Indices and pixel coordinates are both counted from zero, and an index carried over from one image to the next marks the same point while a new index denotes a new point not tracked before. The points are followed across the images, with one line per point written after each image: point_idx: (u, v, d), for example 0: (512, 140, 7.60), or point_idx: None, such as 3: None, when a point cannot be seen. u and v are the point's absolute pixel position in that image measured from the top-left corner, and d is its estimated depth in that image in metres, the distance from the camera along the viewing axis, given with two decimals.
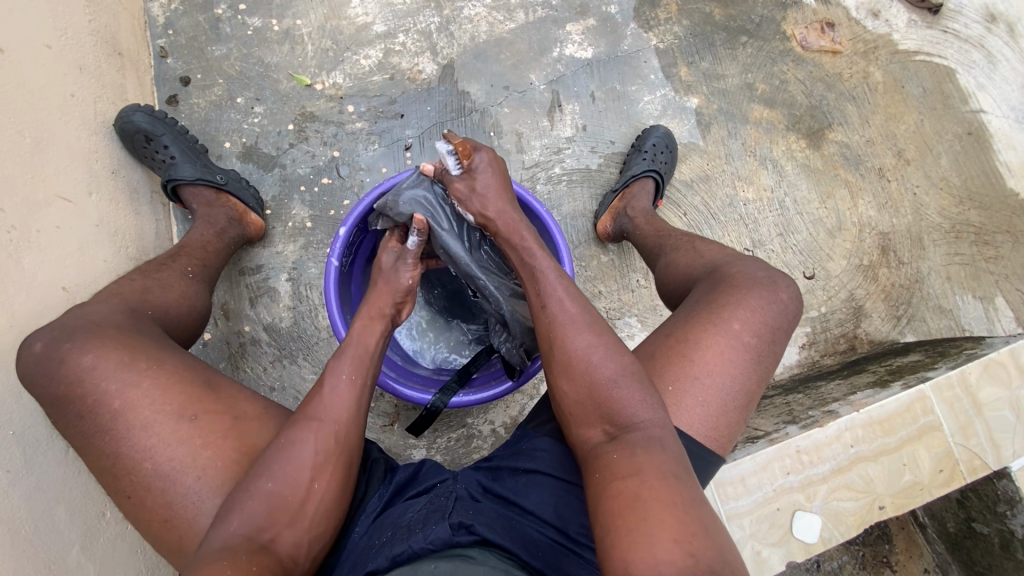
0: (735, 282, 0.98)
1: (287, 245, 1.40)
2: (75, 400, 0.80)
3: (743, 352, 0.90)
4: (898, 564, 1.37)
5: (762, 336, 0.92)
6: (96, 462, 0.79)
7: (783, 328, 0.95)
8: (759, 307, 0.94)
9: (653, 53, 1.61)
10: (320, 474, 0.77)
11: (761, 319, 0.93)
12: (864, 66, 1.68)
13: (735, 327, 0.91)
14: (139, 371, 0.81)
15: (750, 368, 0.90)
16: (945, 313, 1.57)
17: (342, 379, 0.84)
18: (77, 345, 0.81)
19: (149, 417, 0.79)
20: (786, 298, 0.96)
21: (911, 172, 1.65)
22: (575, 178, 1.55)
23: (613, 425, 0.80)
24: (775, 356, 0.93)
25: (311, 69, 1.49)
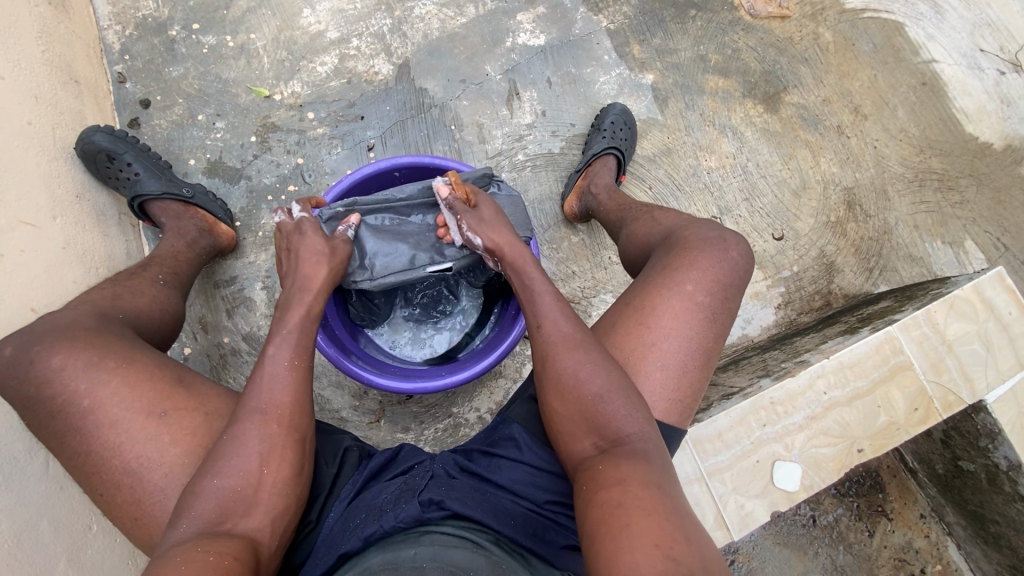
0: (688, 245, 0.99)
1: (259, 254, 1.42)
2: (45, 401, 0.81)
3: (699, 312, 0.91)
4: (893, 511, 1.38)
5: (715, 295, 0.93)
6: (69, 460, 0.80)
7: (737, 286, 0.96)
8: (711, 266, 0.95)
9: (605, 34, 1.64)
10: (270, 459, 0.77)
11: (713, 280, 0.94)
12: (813, 28, 1.71)
13: (688, 289, 0.92)
14: (107, 370, 0.82)
15: (708, 325, 0.91)
16: (917, 261, 1.59)
17: (284, 367, 0.82)
18: (47, 347, 0.83)
19: (117, 414, 0.80)
20: (736, 255, 0.98)
21: (869, 127, 1.67)
22: (538, 163, 1.57)
23: (603, 438, 0.78)
24: (731, 312, 0.94)
25: (268, 80, 1.51)
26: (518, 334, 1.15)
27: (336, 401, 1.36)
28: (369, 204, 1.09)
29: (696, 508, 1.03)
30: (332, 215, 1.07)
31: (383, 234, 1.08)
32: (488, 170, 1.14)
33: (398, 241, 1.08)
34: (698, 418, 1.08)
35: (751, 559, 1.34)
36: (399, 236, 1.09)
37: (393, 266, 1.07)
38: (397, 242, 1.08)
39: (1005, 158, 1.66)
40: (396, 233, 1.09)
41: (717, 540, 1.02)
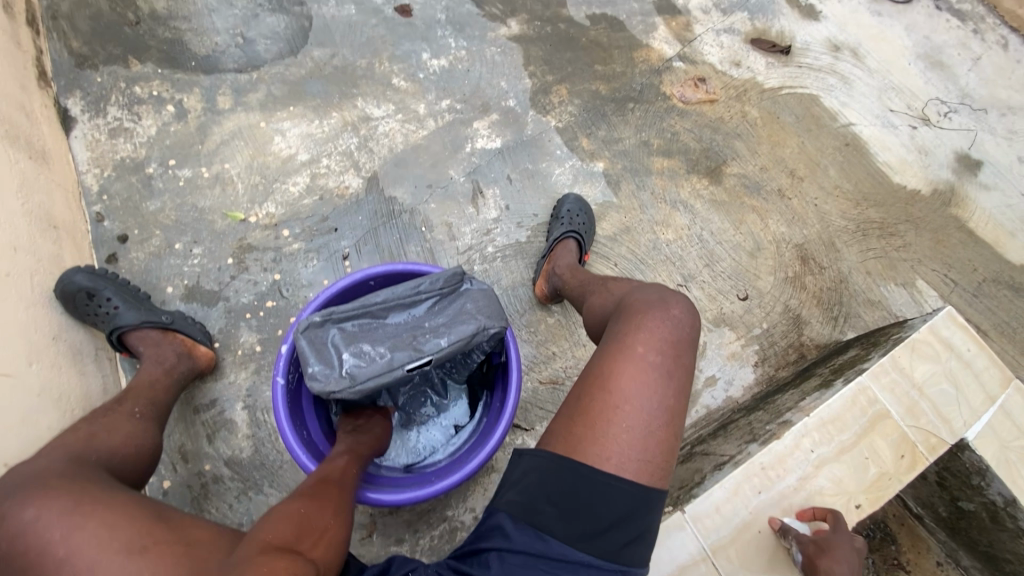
0: (635, 310, 1.05)
1: (239, 373, 1.41)
2: (13, 557, 0.76)
3: (653, 371, 0.94)
4: (910, 563, 1.34)
5: (665, 353, 0.97)
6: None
7: (684, 341, 1.00)
8: (658, 326, 1.00)
9: (555, 132, 1.79)
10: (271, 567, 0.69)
11: (660, 338, 0.98)
12: (739, 107, 1.90)
13: (638, 350, 0.96)
14: (85, 514, 0.79)
15: (665, 383, 0.94)
16: (876, 305, 1.67)
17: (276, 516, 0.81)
18: (20, 501, 0.80)
19: (92, 558, 0.74)
20: (679, 312, 1.03)
21: (807, 187, 1.82)
22: (507, 253, 1.65)
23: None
24: (684, 367, 0.98)
25: (243, 204, 1.59)
26: (503, 431, 1.13)
27: None
28: (345, 311, 1.06)
29: None
30: (308, 326, 1.04)
31: (365, 342, 1.06)
32: (458, 268, 1.15)
33: (380, 348, 1.05)
34: (694, 492, 1.07)
35: None
36: (378, 341, 1.07)
37: (373, 372, 1.03)
38: (376, 348, 1.06)
39: (934, 201, 1.80)
40: (377, 339, 1.07)
41: None
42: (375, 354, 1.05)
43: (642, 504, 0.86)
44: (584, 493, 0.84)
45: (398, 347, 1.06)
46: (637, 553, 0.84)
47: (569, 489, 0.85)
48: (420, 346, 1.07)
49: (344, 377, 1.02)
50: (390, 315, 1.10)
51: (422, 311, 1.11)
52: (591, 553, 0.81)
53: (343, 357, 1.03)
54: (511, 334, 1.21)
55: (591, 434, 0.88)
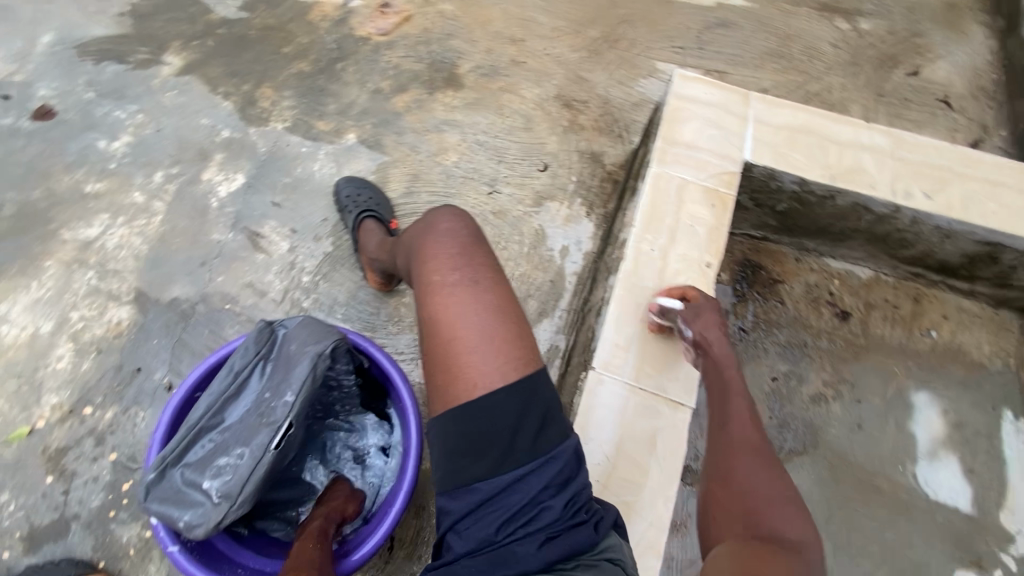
0: (417, 252, 1.03)
1: (147, 568, 1.23)
2: None
3: (460, 283, 0.93)
4: (779, 272, 1.58)
5: (463, 264, 0.96)
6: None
7: (476, 243, 1.01)
8: (442, 247, 0.99)
9: (287, 135, 1.66)
10: None
11: (451, 257, 0.97)
12: (433, 9, 1.88)
13: (438, 280, 0.94)
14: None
15: (478, 285, 0.93)
16: (642, 103, 1.82)
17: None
18: None
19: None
20: (448, 224, 1.03)
21: (532, 43, 1.88)
22: (323, 268, 1.53)
23: (764, 531, 0.71)
24: (486, 260, 0.98)
25: (20, 416, 1.33)
26: (415, 420, 1.10)
27: None
28: (174, 447, 0.94)
29: (651, 411, 1.08)
30: (148, 490, 0.91)
31: (217, 454, 0.94)
32: (262, 323, 1.04)
33: (233, 448, 0.94)
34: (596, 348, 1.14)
35: None
36: (229, 446, 0.95)
37: (241, 473, 0.92)
38: (229, 450, 0.94)
39: None
40: (221, 444, 0.95)
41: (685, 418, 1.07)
42: (232, 457, 0.94)
43: (530, 388, 0.85)
44: (477, 420, 0.83)
45: (250, 432, 0.96)
46: (553, 430, 0.84)
47: (463, 427, 0.83)
48: (268, 415, 0.96)
49: (217, 500, 0.90)
50: (218, 414, 0.97)
51: (252, 386, 1.00)
52: (516, 461, 0.81)
53: (205, 486, 0.92)
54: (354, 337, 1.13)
55: (452, 374, 0.86)
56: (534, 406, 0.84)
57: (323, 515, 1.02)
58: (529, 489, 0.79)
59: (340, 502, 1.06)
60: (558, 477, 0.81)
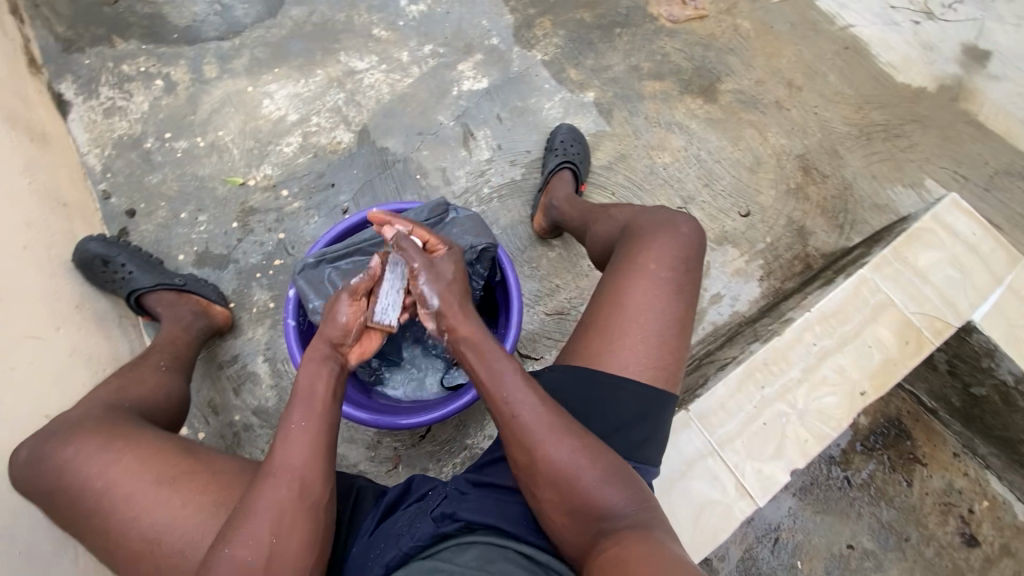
0: (643, 232, 1.09)
1: (256, 329, 1.47)
2: (65, 489, 0.84)
3: (664, 286, 0.99)
4: (927, 456, 1.37)
5: (676, 269, 1.01)
6: (96, 541, 0.82)
7: (693, 258, 1.04)
8: (665, 245, 1.04)
9: (541, 66, 1.76)
10: (281, 530, 0.74)
11: (671, 257, 1.02)
12: (731, 20, 1.84)
13: (651, 268, 1.00)
14: (116, 449, 0.85)
15: (675, 297, 0.98)
16: (883, 209, 1.64)
17: (303, 427, 0.81)
18: (63, 440, 0.87)
19: (130, 485, 0.81)
20: (687, 231, 1.07)
21: (806, 96, 1.76)
22: (504, 193, 1.65)
23: (601, 521, 0.77)
24: (693, 281, 1.02)
25: (241, 169, 1.62)
26: (508, 353, 1.17)
27: (352, 456, 1.38)
28: (337, 250, 1.12)
29: (715, 482, 1.01)
30: (304, 268, 1.10)
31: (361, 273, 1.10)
32: (442, 200, 1.19)
33: None
34: (698, 393, 1.09)
35: (795, 534, 1.33)
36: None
37: None
38: None
39: (941, 97, 1.74)
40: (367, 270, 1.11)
41: (743, 510, 1.00)
42: None
43: (656, 405, 0.91)
44: (598, 396, 0.90)
45: None
46: (650, 451, 0.89)
47: (586, 395, 0.91)
48: None
49: None
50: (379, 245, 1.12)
51: None
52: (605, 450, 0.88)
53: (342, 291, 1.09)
54: (504, 252, 1.21)
55: (609, 347, 0.94)
56: (650, 419, 0.90)
57: (327, 356, 0.89)
58: None
59: (343, 332, 0.91)
60: None
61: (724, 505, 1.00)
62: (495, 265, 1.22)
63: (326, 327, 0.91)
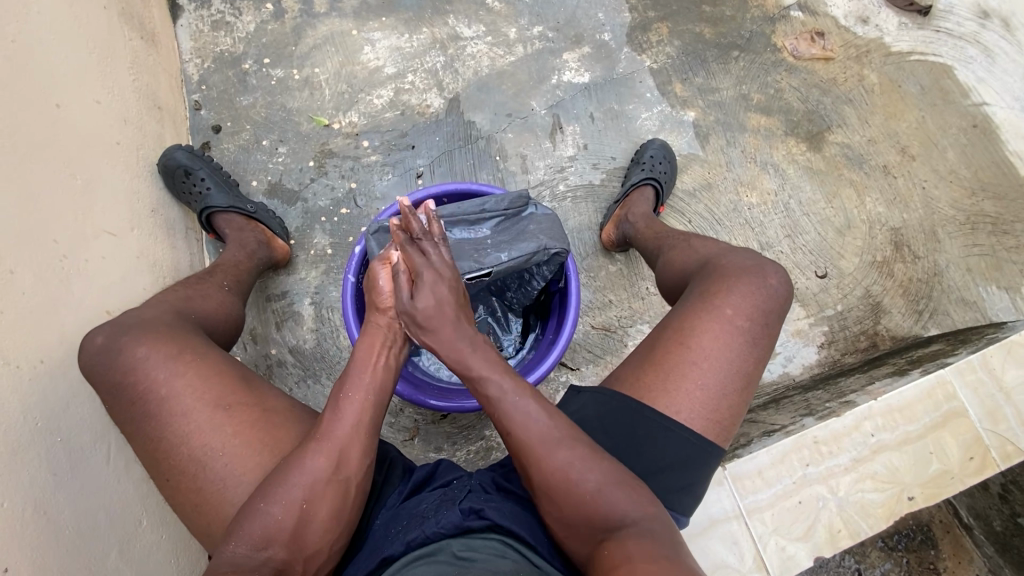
0: (727, 271, 0.99)
1: (310, 271, 1.49)
2: (128, 386, 0.84)
3: (737, 336, 0.91)
4: (947, 570, 1.28)
5: (754, 320, 0.92)
6: (141, 444, 0.84)
7: (776, 311, 0.95)
8: (749, 291, 0.95)
9: (648, 73, 1.69)
10: (316, 498, 0.77)
11: (752, 305, 0.93)
12: (857, 69, 1.72)
13: (728, 313, 0.92)
14: (184, 362, 0.85)
15: (746, 351, 0.91)
16: (970, 305, 1.53)
17: (356, 400, 0.83)
18: (136, 337, 0.87)
19: (191, 403, 0.83)
20: (775, 282, 0.97)
21: (917, 167, 1.65)
22: (579, 194, 1.61)
23: (601, 530, 0.75)
24: (769, 338, 0.93)
25: (328, 110, 1.62)
26: (553, 360, 1.14)
27: None
28: None
29: (734, 547, 0.99)
30: (377, 230, 1.11)
31: None
32: (525, 192, 1.16)
33: None
34: (738, 453, 1.07)
35: None
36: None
37: None
38: None
39: None
40: None
41: None
42: None
43: (703, 455, 0.85)
44: (644, 430, 0.85)
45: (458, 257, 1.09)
46: (685, 500, 0.84)
47: (627, 431, 0.86)
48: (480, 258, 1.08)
49: None
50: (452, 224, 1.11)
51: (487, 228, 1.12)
52: None
53: None
54: (572, 260, 1.18)
55: (663, 385, 0.88)
56: (691, 470, 0.85)
57: (382, 326, 0.92)
58: None
59: (388, 296, 0.94)
60: None
61: (737, 572, 0.98)
62: (561, 270, 1.20)
63: (370, 296, 0.96)
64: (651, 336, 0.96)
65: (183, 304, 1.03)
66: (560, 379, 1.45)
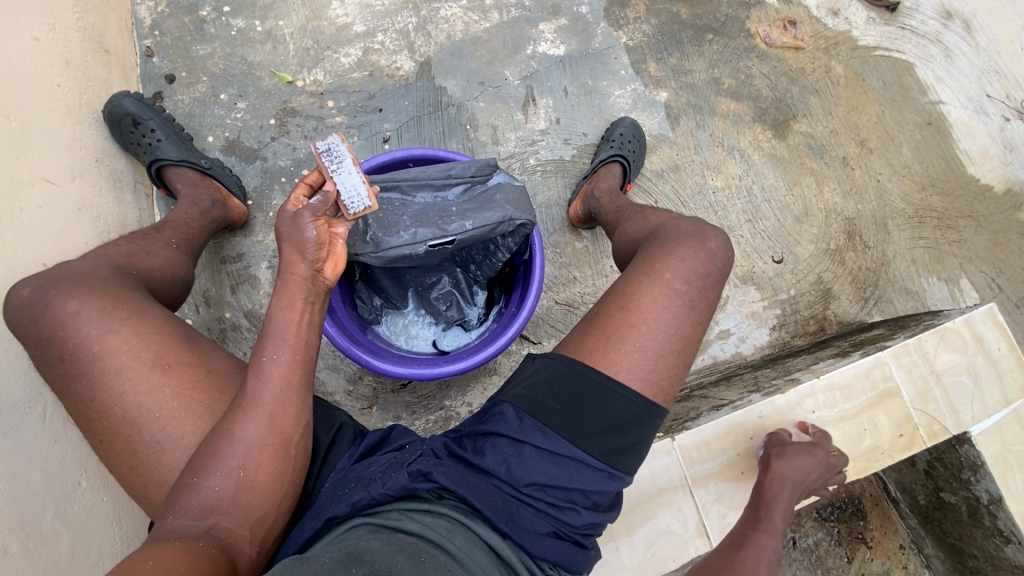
0: (668, 238, 1.01)
1: (267, 234, 1.44)
2: (57, 344, 0.80)
3: (676, 300, 0.93)
4: (873, 540, 1.38)
5: (692, 283, 0.95)
6: (73, 403, 0.80)
7: (715, 275, 0.97)
8: (689, 255, 0.97)
9: (623, 50, 1.68)
10: (252, 464, 0.75)
11: (691, 269, 0.95)
12: (825, 61, 1.76)
13: (666, 277, 0.94)
14: (120, 319, 0.81)
15: (685, 314, 0.93)
16: (912, 295, 1.62)
17: (279, 361, 0.78)
18: (65, 291, 0.82)
19: (125, 362, 0.79)
20: (714, 246, 0.99)
21: (874, 160, 1.71)
22: (549, 169, 1.60)
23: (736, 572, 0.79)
24: (709, 302, 0.96)
25: (292, 67, 1.54)
26: (514, 332, 1.16)
27: (330, 384, 1.37)
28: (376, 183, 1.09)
29: (678, 514, 1.04)
30: None
31: (394, 215, 1.07)
32: (492, 161, 1.14)
33: (407, 221, 1.07)
34: (687, 426, 1.11)
35: None
36: (402, 217, 1.07)
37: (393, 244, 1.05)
38: (405, 222, 1.07)
39: (1005, 201, 1.69)
40: (400, 215, 1.08)
41: (697, 548, 1.03)
42: (401, 227, 1.06)
43: (645, 417, 0.87)
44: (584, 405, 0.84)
45: (422, 224, 1.06)
46: (630, 460, 0.85)
47: (572, 394, 0.86)
48: (443, 226, 1.06)
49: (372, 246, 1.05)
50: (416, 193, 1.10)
51: (452, 196, 1.11)
52: (587, 450, 0.83)
53: (371, 228, 1.06)
54: (537, 235, 1.18)
55: (603, 350, 0.90)
56: (638, 430, 0.86)
57: (303, 280, 0.82)
58: (576, 482, 0.82)
59: (316, 246, 0.84)
60: (596, 499, 0.83)
61: (680, 539, 1.03)
62: (526, 243, 1.20)
63: (290, 241, 0.84)
64: (598, 303, 0.97)
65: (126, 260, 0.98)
66: (522, 351, 1.45)
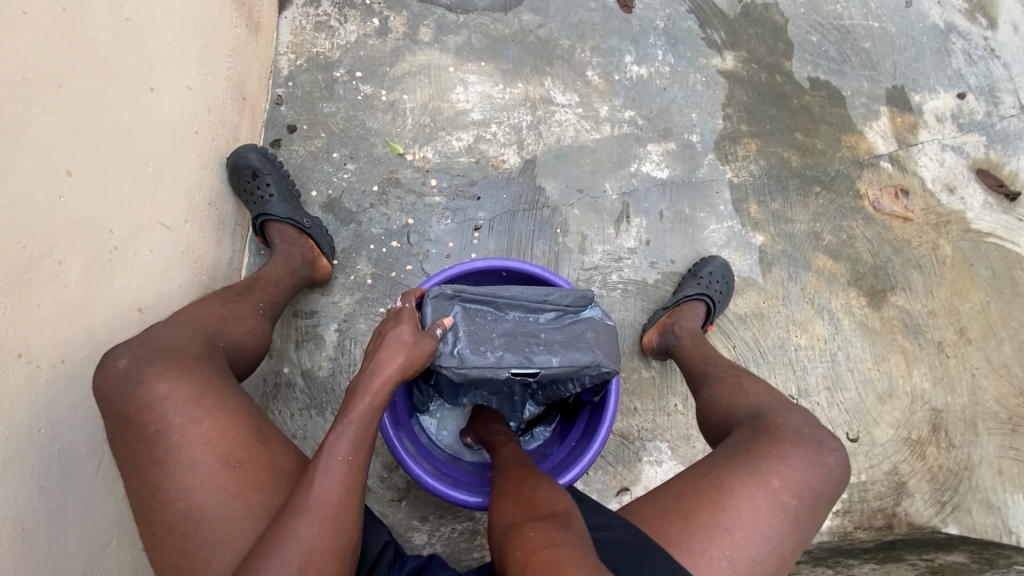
0: (780, 433, 0.95)
1: (344, 297, 1.45)
2: (138, 424, 0.80)
3: (779, 512, 0.86)
4: None
5: (802, 499, 0.89)
6: (137, 487, 0.79)
7: (824, 495, 0.91)
8: (802, 465, 0.91)
9: (726, 185, 1.67)
10: (309, 569, 0.71)
11: (802, 480, 0.89)
12: (934, 237, 1.69)
13: (774, 484, 0.88)
14: (204, 409, 0.81)
15: (787, 532, 0.86)
16: (995, 510, 1.47)
17: (340, 457, 0.79)
18: (156, 370, 0.82)
19: (199, 456, 0.79)
20: (830, 460, 0.93)
21: (972, 352, 1.60)
22: (630, 288, 1.57)
23: None
24: (812, 520, 0.90)
25: (405, 140, 1.59)
26: None
27: (367, 466, 1.33)
28: (474, 294, 1.06)
29: None
30: (437, 295, 1.04)
31: (485, 332, 1.04)
32: (588, 294, 1.12)
33: (498, 342, 1.04)
34: None
35: None
36: (492, 334, 1.04)
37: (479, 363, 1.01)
38: (496, 342, 1.04)
39: None
40: (491, 332, 1.05)
41: None
42: (490, 347, 1.03)
43: None
44: None
45: (510, 349, 1.03)
46: None
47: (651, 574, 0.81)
48: (530, 357, 1.03)
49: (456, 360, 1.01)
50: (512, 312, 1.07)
51: (544, 322, 1.08)
52: None
53: (460, 340, 1.02)
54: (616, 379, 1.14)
55: (694, 547, 0.83)
56: None
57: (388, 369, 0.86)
58: None
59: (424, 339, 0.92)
60: None
61: None
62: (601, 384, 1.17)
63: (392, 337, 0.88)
64: (694, 483, 0.90)
65: (215, 326, 0.98)
66: None
